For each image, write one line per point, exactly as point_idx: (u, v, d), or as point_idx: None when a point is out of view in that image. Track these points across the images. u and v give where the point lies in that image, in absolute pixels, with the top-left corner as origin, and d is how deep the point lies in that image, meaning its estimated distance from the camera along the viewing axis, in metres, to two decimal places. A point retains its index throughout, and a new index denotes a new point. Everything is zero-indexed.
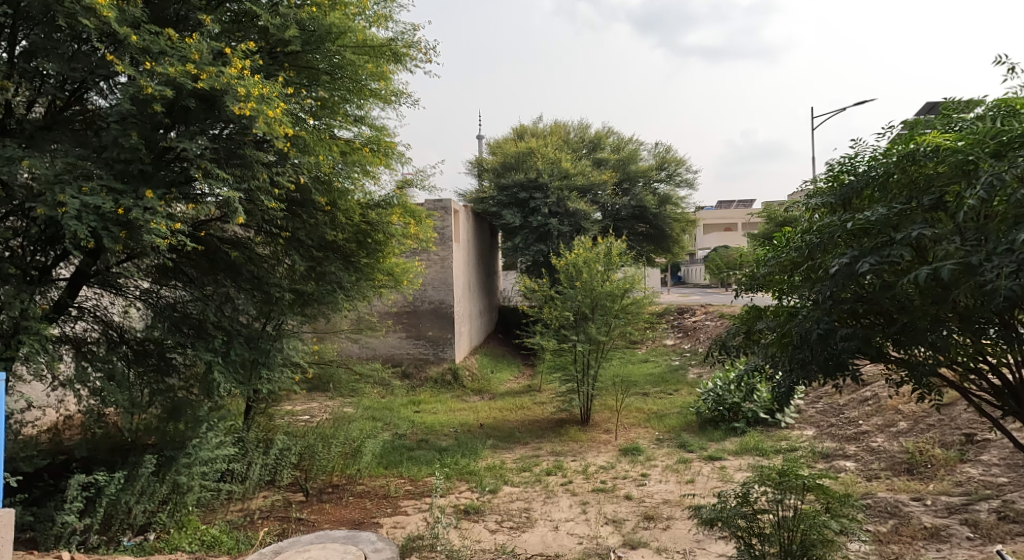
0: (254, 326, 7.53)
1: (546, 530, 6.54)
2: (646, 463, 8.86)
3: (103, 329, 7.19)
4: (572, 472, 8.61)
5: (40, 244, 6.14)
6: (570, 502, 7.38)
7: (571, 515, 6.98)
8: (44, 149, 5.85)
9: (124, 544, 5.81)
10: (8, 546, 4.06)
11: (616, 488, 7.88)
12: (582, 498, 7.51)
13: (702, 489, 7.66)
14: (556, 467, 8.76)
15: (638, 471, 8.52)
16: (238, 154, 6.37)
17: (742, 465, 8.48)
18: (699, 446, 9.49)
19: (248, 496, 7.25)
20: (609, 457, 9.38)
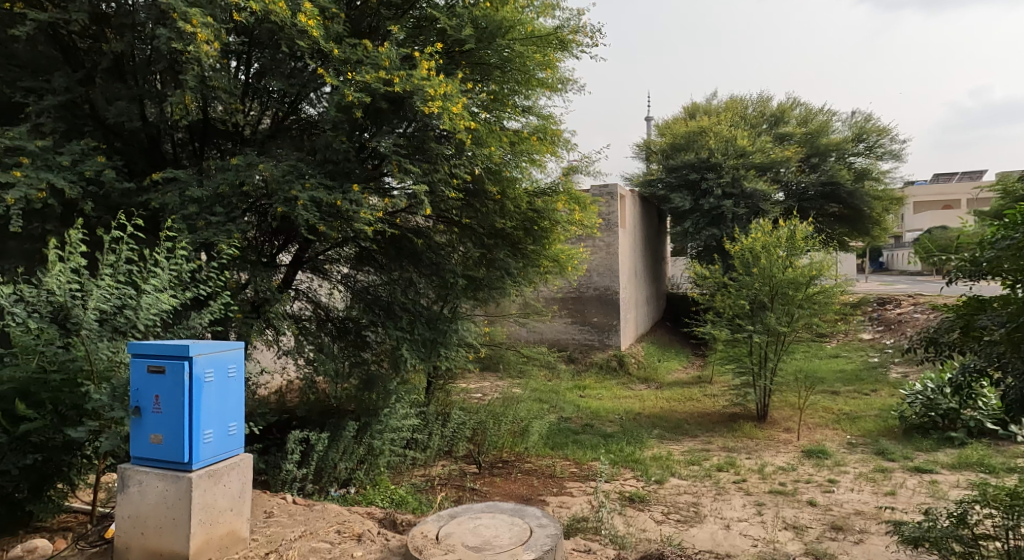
0: (433, 308, 8.21)
1: (716, 528, 6.49)
2: (835, 468, 8.39)
3: (314, 309, 8.19)
4: (745, 470, 8.41)
5: (269, 235, 7.25)
6: (742, 502, 7.21)
7: (744, 515, 6.86)
8: (272, 154, 6.80)
9: (332, 494, 6.54)
10: (251, 486, 4.78)
11: (798, 492, 7.56)
12: (758, 499, 7.33)
13: (905, 504, 7.12)
14: (728, 464, 8.60)
15: (825, 476, 8.10)
16: (422, 149, 6.93)
17: (960, 482, 7.69)
18: (904, 455, 8.78)
19: (429, 464, 7.90)
20: (789, 458, 9.01)
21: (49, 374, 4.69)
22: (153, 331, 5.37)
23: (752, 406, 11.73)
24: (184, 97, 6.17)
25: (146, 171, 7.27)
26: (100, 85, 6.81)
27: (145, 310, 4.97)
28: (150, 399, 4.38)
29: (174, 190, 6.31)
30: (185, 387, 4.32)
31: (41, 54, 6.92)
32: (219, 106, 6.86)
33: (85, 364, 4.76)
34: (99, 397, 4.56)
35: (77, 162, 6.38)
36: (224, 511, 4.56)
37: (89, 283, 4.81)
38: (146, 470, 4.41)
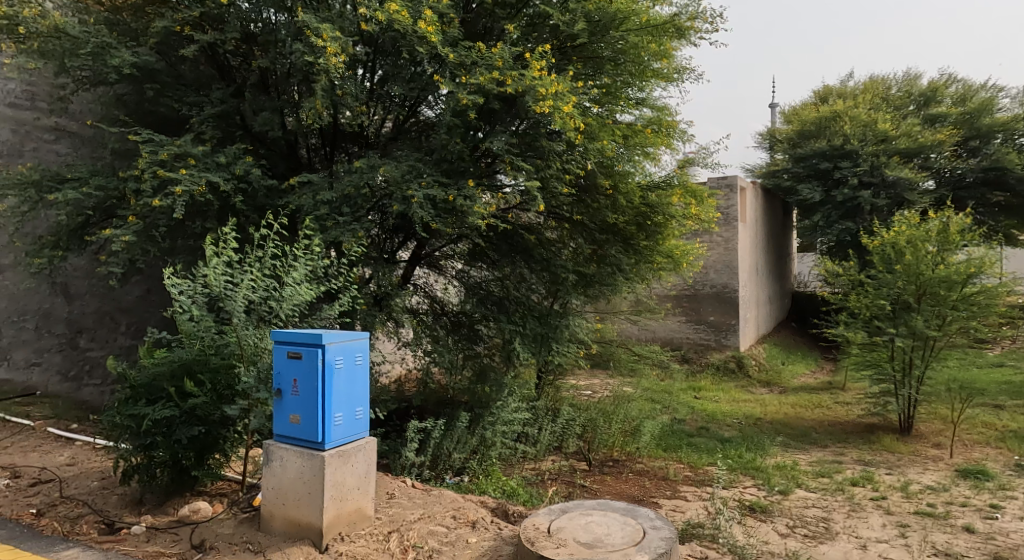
0: (544, 304, 8.30)
1: (850, 547, 6.10)
2: (998, 492, 7.65)
3: (431, 303, 8.51)
4: (886, 487, 7.87)
5: (390, 233, 7.56)
6: (882, 522, 6.74)
7: (883, 535, 6.40)
8: (393, 155, 7.19)
9: (447, 481, 6.78)
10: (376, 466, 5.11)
11: (950, 516, 6.96)
12: (900, 520, 6.82)
13: None
14: (865, 479, 8.08)
15: (983, 501, 7.40)
16: (534, 146, 7.08)
17: None
18: None
19: (540, 458, 8.01)
20: (939, 477, 8.33)
21: (209, 356, 5.40)
22: (291, 319, 5.93)
23: (893, 417, 10.93)
24: (315, 102, 6.66)
25: (286, 174, 7.89)
26: (248, 98, 7.50)
27: (286, 300, 5.63)
28: (289, 382, 4.79)
29: (309, 193, 6.79)
30: (318, 373, 4.67)
31: (202, 73, 7.88)
32: (347, 112, 7.33)
33: (236, 349, 5.41)
34: (247, 379, 5.23)
35: (232, 162, 7.06)
36: (353, 489, 4.92)
37: (238, 275, 5.51)
38: (286, 448, 4.82)
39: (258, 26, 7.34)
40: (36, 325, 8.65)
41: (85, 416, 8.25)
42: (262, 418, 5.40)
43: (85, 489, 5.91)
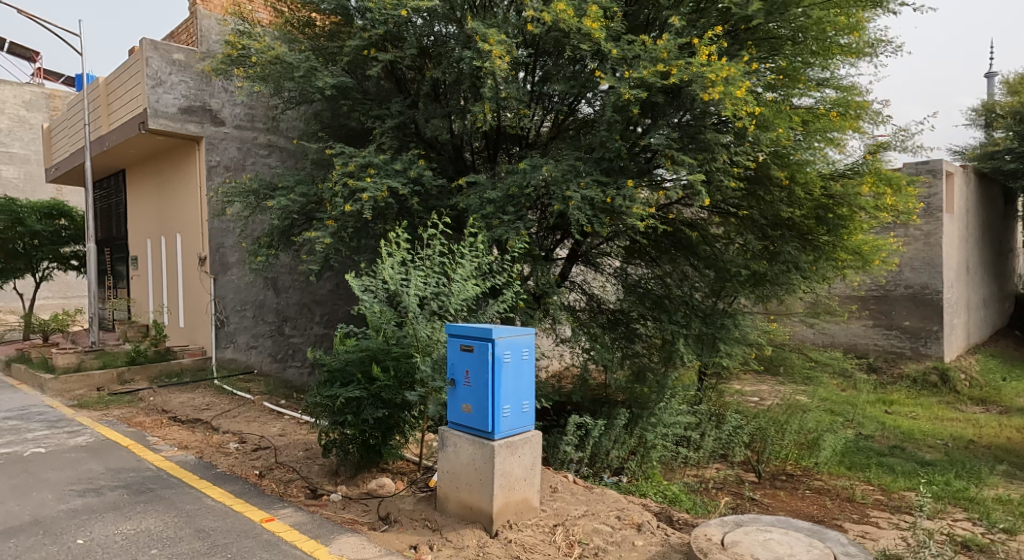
0: (706, 303, 8.16)
1: None
2: None
3: (588, 300, 8.53)
4: None
5: (547, 232, 7.77)
6: None
7: None
8: (553, 154, 7.41)
9: (606, 480, 6.68)
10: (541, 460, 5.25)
11: None
12: None
13: None
14: None
15: None
16: (697, 138, 6.86)
17: None
18: None
19: (702, 465, 7.66)
20: None
21: (391, 345, 5.88)
22: (461, 315, 6.36)
23: None
24: (484, 106, 7.08)
25: (454, 176, 8.65)
26: (423, 107, 8.26)
27: (454, 295, 6.01)
28: (462, 373, 5.09)
29: (475, 194, 7.25)
30: (489, 366, 4.90)
31: (382, 88, 8.91)
32: (509, 114, 7.66)
33: (413, 340, 5.91)
34: (424, 368, 5.66)
35: (408, 167, 7.73)
36: (520, 480, 5.08)
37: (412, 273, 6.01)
38: (459, 435, 5.12)
39: (431, 39, 7.97)
40: (254, 313, 11.51)
41: (290, 393, 10.20)
42: (438, 405, 5.83)
43: (294, 457, 6.78)
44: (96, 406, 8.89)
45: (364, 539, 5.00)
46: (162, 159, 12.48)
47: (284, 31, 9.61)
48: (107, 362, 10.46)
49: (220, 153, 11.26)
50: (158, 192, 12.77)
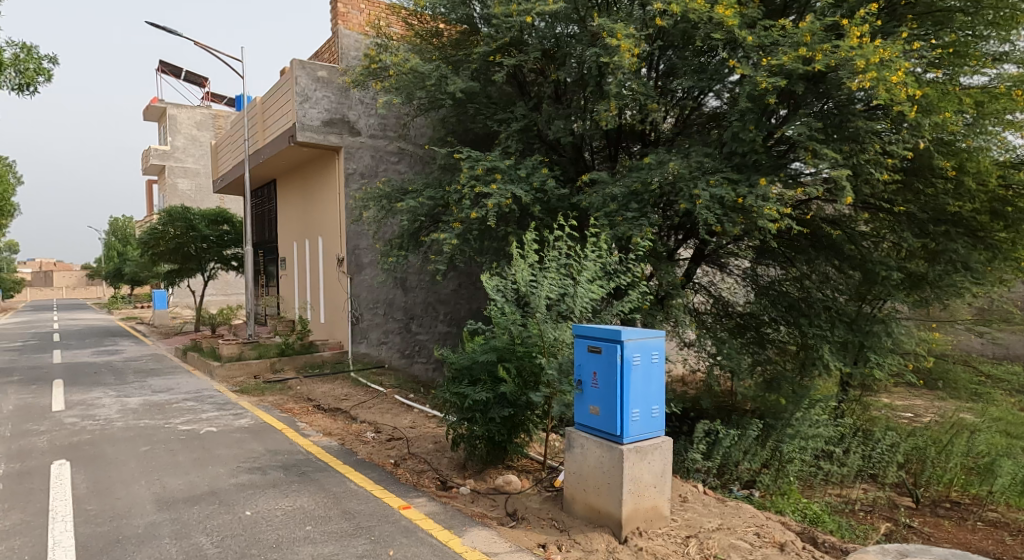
0: (850, 307, 7.61)
1: None
2: None
3: (714, 303, 8.61)
4: None
5: (671, 231, 7.85)
6: None
7: None
8: (682, 151, 7.20)
9: (735, 493, 6.12)
10: (672, 469, 5.01)
11: None
12: None
13: None
14: None
15: None
16: (843, 129, 6.30)
17: None
18: None
19: (847, 484, 6.95)
20: None
21: (516, 345, 5.92)
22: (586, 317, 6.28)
23: None
24: (610, 104, 7.07)
25: (574, 177, 9.20)
26: (544, 110, 8.81)
27: (580, 298, 5.96)
28: (590, 374, 5.03)
29: (599, 191, 7.34)
30: (617, 368, 4.81)
31: (504, 92, 9.67)
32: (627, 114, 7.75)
33: (538, 340, 5.87)
34: (550, 370, 5.66)
35: (530, 174, 8.34)
36: (651, 486, 4.89)
37: (541, 276, 5.97)
38: (587, 436, 5.04)
39: (552, 41, 8.43)
40: (384, 311, 12.30)
41: (417, 388, 10.83)
42: (561, 407, 5.79)
43: (424, 449, 7.05)
44: (256, 392, 9.79)
45: (494, 533, 5.02)
46: (308, 170, 13.60)
47: (415, 44, 10.42)
48: (263, 353, 11.50)
49: (356, 161, 12.21)
50: (304, 199, 14.00)
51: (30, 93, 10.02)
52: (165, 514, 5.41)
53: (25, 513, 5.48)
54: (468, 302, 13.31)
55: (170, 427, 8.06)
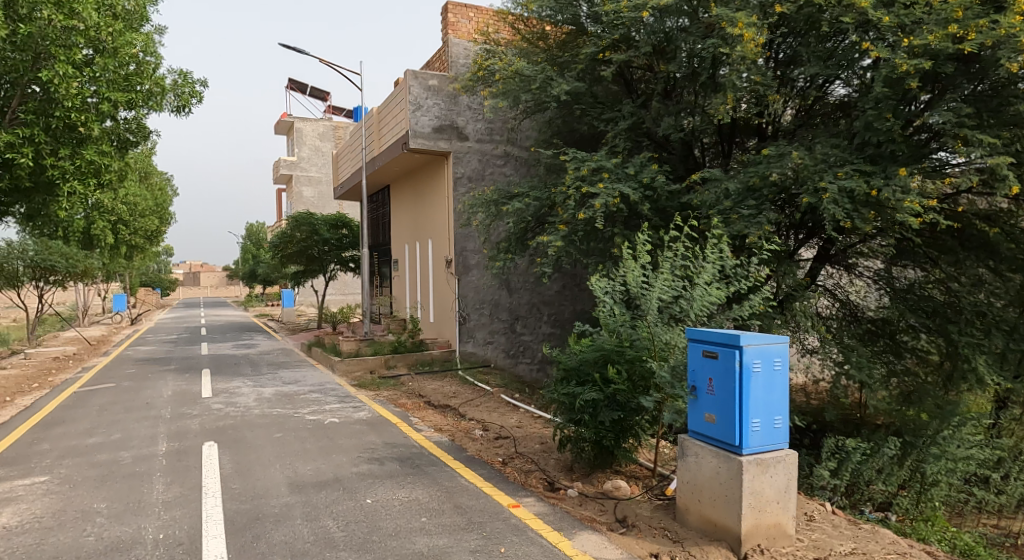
0: (1007, 313, 7.05)
1: None
2: None
3: (841, 307, 8.19)
4: None
5: (794, 230, 7.55)
6: None
7: None
8: (806, 143, 6.82)
9: (868, 516, 5.71)
10: (796, 484, 4.66)
11: None
12: None
13: None
14: None
15: None
16: (1002, 110, 5.80)
17: None
18: None
19: (1003, 514, 6.78)
20: None
21: (625, 348, 5.75)
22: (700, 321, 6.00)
23: None
24: (726, 97, 6.88)
25: (684, 175, 8.90)
26: (652, 107, 8.54)
27: (697, 300, 5.72)
28: (705, 381, 4.80)
29: (713, 188, 7.07)
30: (735, 375, 4.55)
31: (610, 91, 9.55)
32: (743, 105, 7.45)
33: (648, 344, 5.71)
34: (662, 374, 5.40)
35: (638, 172, 8.16)
36: (772, 502, 4.58)
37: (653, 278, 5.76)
38: (701, 445, 4.80)
39: (661, 36, 8.13)
40: (490, 311, 12.43)
41: (523, 388, 10.81)
42: (673, 413, 5.46)
43: (531, 449, 7.03)
44: (372, 386, 10.18)
45: (603, 538, 4.88)
46: (419, 175, 14.04)
47: (522, 48, 10.40)
48: (378, 350, 11.97)
49: (464, 166, 12.43)
50: (415, 204, 14.46)
51: (186, 114, 11.53)
52: (297, 496, 5.70)
53: (183, 487, 5.97)
54: (572, 304, 13.14)
55: (299, 416, 8.54)
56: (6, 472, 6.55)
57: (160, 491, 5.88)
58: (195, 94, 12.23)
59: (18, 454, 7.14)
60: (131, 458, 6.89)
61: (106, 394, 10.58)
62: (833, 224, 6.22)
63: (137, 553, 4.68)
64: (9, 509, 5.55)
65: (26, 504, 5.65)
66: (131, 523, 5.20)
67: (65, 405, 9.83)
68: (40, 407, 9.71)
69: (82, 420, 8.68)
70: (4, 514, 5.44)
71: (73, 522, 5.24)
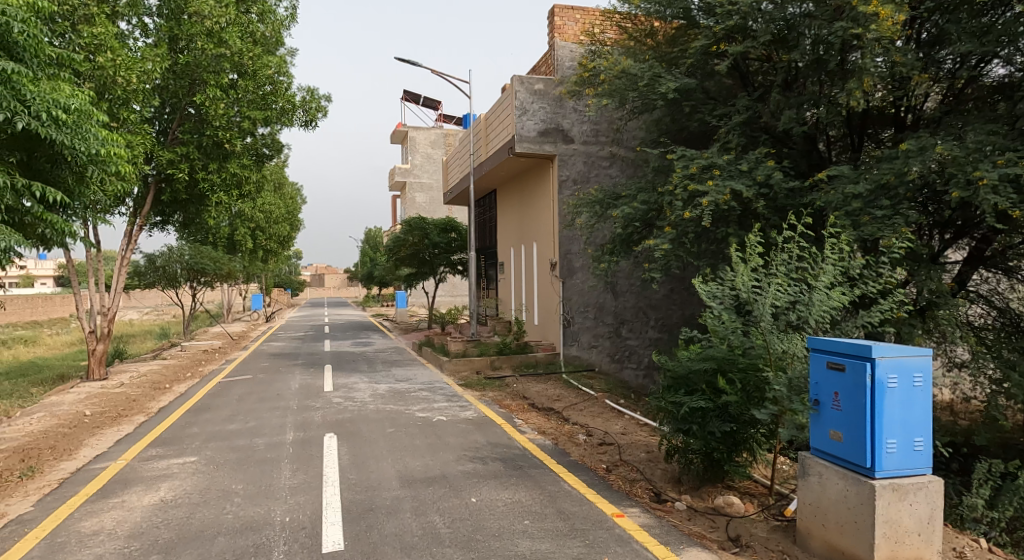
0: None
1: None
2: None
3: (999, 316, 7.34)
4: None
5: (940, 229, 6.84)
6: None
7: None
8: (954, 132, 6.15)
9: None
10: (942, 513, 4.14)
11: None
12: None
13: None
14: None
15: None
16: None
17: None
18: None
19: None
20: None
21: (738, 356, 5.34)
22: (823, 330, 5.49)
23: None
24: (861, 82, 6.40)
25: (806, 171, 8.23)
26: (771, 101, 8.00)
27: (816, 306, 5.20)
28: (830, 395, 4.35)
29: (837, 189, 6.47)
30: (866, 390, 4.08)
31: (724, 86, 9.08)
32: (880, 91, 6.93)
33: (763, 352, 5.29)
34: (778, 386, 4.98)
35: (753, 168, 7.67)
36: (912, 533, 4.07)
37: (766, 281, 5.34)
38: (826, 465, 4.36)
39: (782, 24, 7.61)
40: (595, 315, 12.19)
41: (629, 394, 10.47)
42: (792, 429, 4.95)
43: (636, 457, 6.73)
44: (477, 387, 10.21)
45: (714, 557, 4.53)
46: (525, 178, 14.02)
47: (628, 47, 10.09)
48: (484, 351, 12.05)
49: (568, 168, 12.26)
50: (520, 207, 14.48)
51: (314, 126, 12.76)
52: (407, 490, 5.73)
53: (307, 474, 6.19)
54: (681, 309, 12.46)
55: (409, 413, 8.69)
56: (162, 451, 7.10)
57: (287, 476, 6.12)
58: (321, 108, 12.76)
59: (172, 436, 7.73)
60: (264, 445, 7.26)
61: (245, 384, 11.33)
62: (993, 217, 5.57)
63: (267, 534, 4.85)
64: (165, 484, 5.97)
65: (178, 481, 6.06)
66: (262, 505, 5.42)
67: (211, 393, 10.59)
68: (191, 395, 10.51)
69: (224, 408, 9.29)
70: (160, 488, 5.86)
71: (215, 500, 5.55)
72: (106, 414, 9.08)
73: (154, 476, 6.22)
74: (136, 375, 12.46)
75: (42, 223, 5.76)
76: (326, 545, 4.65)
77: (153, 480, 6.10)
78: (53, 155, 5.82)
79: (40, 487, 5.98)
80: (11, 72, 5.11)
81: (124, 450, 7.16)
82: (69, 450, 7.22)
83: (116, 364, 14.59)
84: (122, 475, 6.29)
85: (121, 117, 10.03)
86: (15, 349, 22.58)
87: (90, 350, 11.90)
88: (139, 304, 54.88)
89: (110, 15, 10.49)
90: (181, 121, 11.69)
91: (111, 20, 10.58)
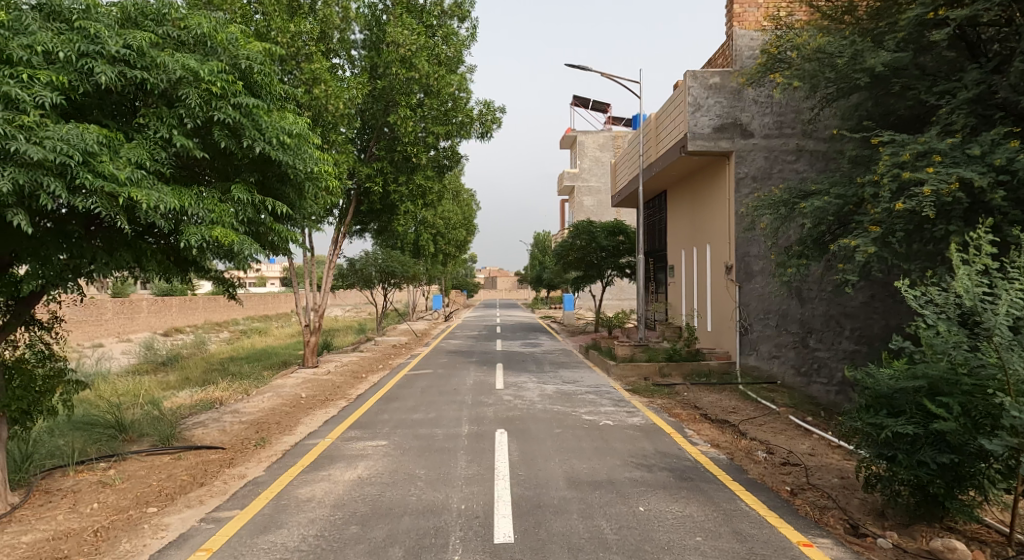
0: None
1: None
2: None
3: None
4: None
5: None
6: None
7: None
8: None
9: None
10: None
11: None
12: None
13: None
14: None
15: None
16: None
17: None
18: None
19: None
20: None
21: (959, 376, 4.37)
22: None
23: None
24: None
25: None
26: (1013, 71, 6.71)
27: None
28: None
29: None
30: None
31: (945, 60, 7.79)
32: None
33: (998, 372, 4.19)
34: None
35: (988, 152, 6.44)
36: None
37: (1000, 286, 4.26)
38: None
39: None
40: (778, 322, 11.13)
41: (818, 410, 9.37)
42: None
43: (828, 482, 5.88)
44: (647, 393, 9.71)
45: None
46: (698, 176, 13.17)
47: (823, 25, 8.98)
48: (653, 356, 11.50)
49: (748, 164, 11.30)
50: (693, 207, 13.64)
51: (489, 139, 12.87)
52: (574, 492, 5.46)
53: (481, 466, 6.14)
54: (884, 318, 10.73)
55: (577, 415, 8.42)
56: (360, 433, 7.47)
57: (463, 467, 6.11)
58: (495, 120, 12.95)
59: (367, 421, 8.13)
60: (443, 435, 7.38)
61: (427, 378, 11.80)
62: None
63: (446, 518, 4.81)
64: (361, 463, 6.23)
65: (372, 461, 6.30)
66: (441, 490, 5.42)
67: (401, 384, 11.14)
68: (386, 384, 11.13)
69: (410, 398, 9.68)
70: (358, 466, 6.12)
71: (401, 481, 5.66)
72: (318, 397, 9.85)
73: (354, 454, 6.53)
74: (342, 365, 13.54)
75: (274, 233, 6.12)
76: (497, 536, 4.50)
77: (353, 458, 6.39)
78: (281, 174, 6.10)
79: (270, 455, 6.51)
80: (251, 106, 5.45)
81: (331, 430, 7.64)
82: (290, 425, 7.85)
83: (324, 354, 16.00)
84: (329, 451, 6.66)
85: (331, 140, 10.93)
86: (251, 339, 25.91)
87: (305, 340, 13.10)
88: (343, 304, 60.88)
89: (325, 52, 11.48)
90: (377, 139, 12.45)
91: (326, 56, 11.56)
